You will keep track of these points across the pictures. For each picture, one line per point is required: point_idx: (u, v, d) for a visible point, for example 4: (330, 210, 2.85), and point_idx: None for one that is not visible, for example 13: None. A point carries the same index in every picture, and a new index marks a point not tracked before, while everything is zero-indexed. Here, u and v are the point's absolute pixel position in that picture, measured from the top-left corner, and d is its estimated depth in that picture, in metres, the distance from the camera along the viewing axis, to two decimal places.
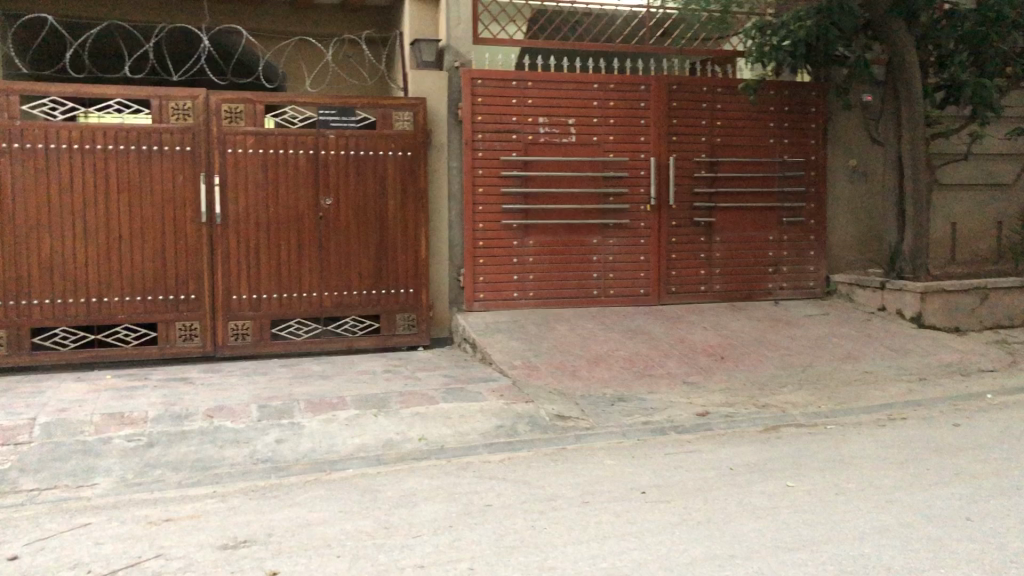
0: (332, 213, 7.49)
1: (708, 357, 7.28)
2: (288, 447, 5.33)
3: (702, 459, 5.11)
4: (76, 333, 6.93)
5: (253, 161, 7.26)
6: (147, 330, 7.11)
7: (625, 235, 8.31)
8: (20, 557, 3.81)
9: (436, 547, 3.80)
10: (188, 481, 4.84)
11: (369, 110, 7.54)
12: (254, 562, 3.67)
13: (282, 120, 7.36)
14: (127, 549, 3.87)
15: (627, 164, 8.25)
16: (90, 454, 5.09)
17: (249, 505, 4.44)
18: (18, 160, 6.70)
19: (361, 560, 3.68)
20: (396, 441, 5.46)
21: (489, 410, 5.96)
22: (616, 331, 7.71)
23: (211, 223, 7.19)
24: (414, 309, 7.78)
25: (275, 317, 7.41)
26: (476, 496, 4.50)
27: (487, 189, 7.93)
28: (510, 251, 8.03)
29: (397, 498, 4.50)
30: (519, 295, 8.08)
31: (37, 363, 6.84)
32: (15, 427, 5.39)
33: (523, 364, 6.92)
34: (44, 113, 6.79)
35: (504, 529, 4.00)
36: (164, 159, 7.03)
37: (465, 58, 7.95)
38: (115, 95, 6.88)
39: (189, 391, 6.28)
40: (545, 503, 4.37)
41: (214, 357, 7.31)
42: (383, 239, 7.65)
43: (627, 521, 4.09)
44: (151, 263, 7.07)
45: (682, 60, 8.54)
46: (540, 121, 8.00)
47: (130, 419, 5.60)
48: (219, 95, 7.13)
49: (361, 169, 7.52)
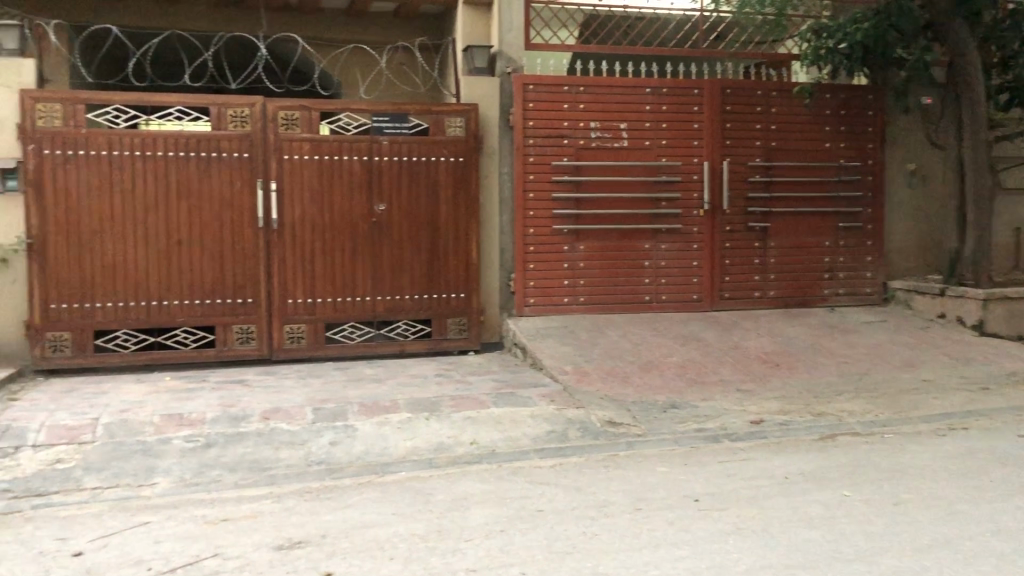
0: (385, 218, 7.57)
1: (763, 364, 7.19)
2: (342, 449, 5.40)
3: (756, 467, 5.04)
4: (138, 335, 7.11)
5: (308, 167, 7.36)
6: (205, 333, 7.25)
7: (677, 240, 8.25)
8: (84, 553, 3.92)
9: (488, 552, 3.81)
10: (245, 482, 4.93)
11: (422, 116, 7.61)
12: (309, 562, 3.73)
13: (337, 126, 7.46)
14: (185, 548, 3.96)
15: (680, 169, 8.19)
16: (151, 454, 5.21)
17: (304, 506, 4.51)
18: (83, 166, 6.89)
19: (414, 562, 3.71)
20: (448, 445, 5.50)
21: (541, 415, 5.97)
22: (668, 337, 7.66)
23: (268, 228, 7.31)
24: (466, 314, 7.82)
25: (329, 322, 7.51)
26: (528, 501, 4.51)
27: (539, 194, 7.94)
28: (562, 256, 8.02)
29: (449, 501, 4.53)
30: (570, 299, 8.07)
31: (100, 364, 7.03)
32: (79, 427, 5.55)
33: (574, 370, 6.90)
34: (108, 121, 6.94)
35: (556, 535, 4.00)
36: (222, 166, 7.18)
37: (518, 63, 7.97)
38: (176, 103, 7.04)
39: (247, 393, 6.39)
40: (596, 510, 4.35)
41: (270, 360, 7.43)
42: (436, 244, 7.71)
43: (680, 529, 4.05)
44: (209, 267, 7.21)
45: (736, 64, 8.45)
46: (592, 125, 7.99)
47: (189, 420, 5.72)
48: (275, 102, 7.25)
49: (414, 175, 7.59)
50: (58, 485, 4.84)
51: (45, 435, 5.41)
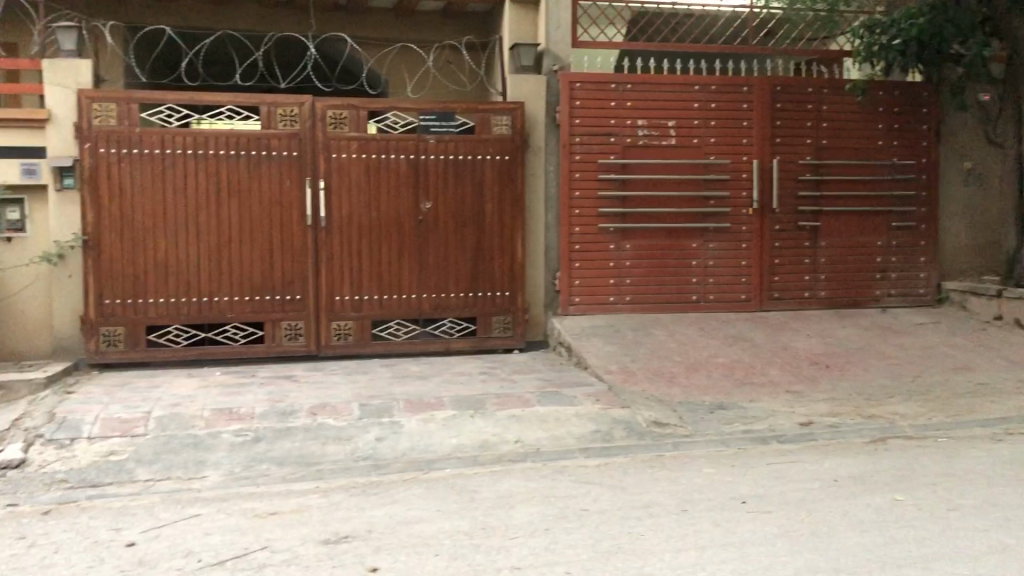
0: (431, 216, 7.61)
1: (812, 365, 7.09)
2: (388, 445, 5.43)
3: (805, 469, 4.97)
4: (189, 331, 7.23)
5: (356, 165, 7.43)
6: (255, 329, 7.36)
7: (725, 239, 8.16)
8: (137, 544, 3.99)
9: (533, 550, 3.81)
10: (293, 476, 4.99)
11: (468, 114, 7.63)
12: (356, 557, 3.76)
13: (384, 125, 7.52)
14: (234, 540, 4.02)
15: (729, 167, 8.10)
16: (201, 447, 5.30)
17: (351, 501, 4.54)
18: (137, 165, 7.02)
19: (459, 559, 3.72)
20: (493, 443, 5.51)
21: (586, 414, 5.94)
22: (715, 337, 7.59)
23: (316, 225, 7.39)
24: (511, 312, 7.83)
25: (376, 319, 7.56)
26: (572, 500, 4.49)
27: (585, 193, 7.91)
28: (608, 255, 7.99)
29: (494, 499, 4.53)
30: (615, 299, 8.03)
31: (153, 359, 7.16)
32: (132, 420, 5.66)
33: (620, 369, 6.87)
34: (161, 120, 7.09)
35: (601, 534, 3.99)
36: (272, 164, 7.27)
37: (564, 61, 7.95)
38: (227, 103, 7.16)
39: (294, 389, 6.47)
40: (642, 510, 4.32)
41: (318, 357, 7.51)
42: (481, 243, 7.72)
43: (727, 531, 4.01)
44: (258, 264, 7.31)
45: (787, 61, 8.32)
46: (639, 123, 7.94)
47: (239, 415, 5.80)
48: (324, 102, 7.32)
49: (460, 173, 7.61)
50: (112, 476, 4.95)
51: (99, 427, 5.53)
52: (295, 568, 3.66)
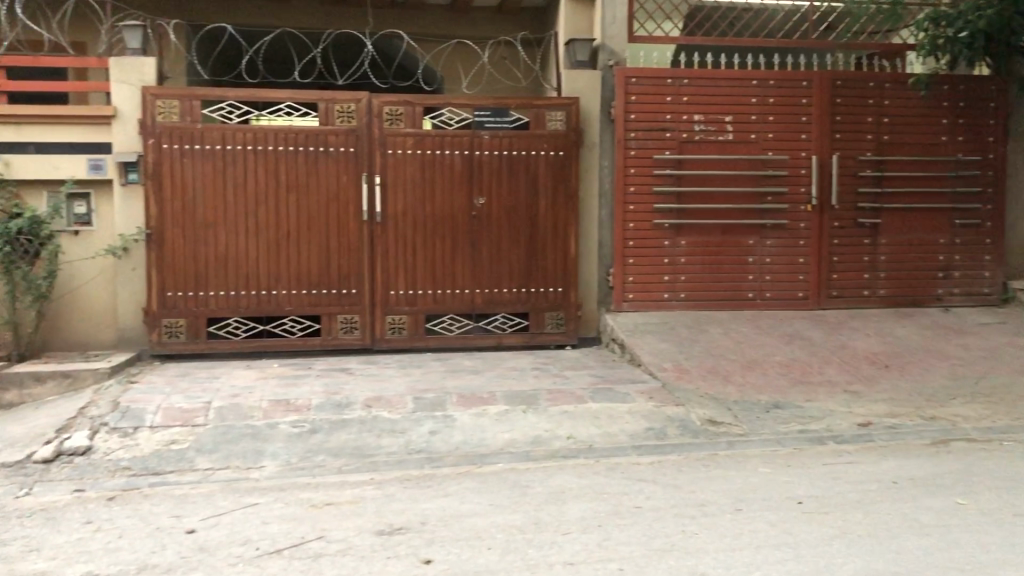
0: (485, 212, 7.63)
1: (871, 365, 6.96)
2: (441, 438, 5.47)
3: (863, 471, 4.88)
4: (248, 323, 7.36)
5: (411, 161, 7.48)
6: (311, 322, 7.46)
7: (783, 236, 8.05)
8: (197, 531, 4.09)
9: (586, 546, 3.81)
10: (349, 467, 5.06)
11: (523, 110, 7.62)
12: (410, 548, 3.80)
13: (439, 121, 7.55)
14: (291, 529, 4.08)
15: (788, 163, 7.99)
16: (259, 437, 5.40)
17: (405, 493, 4.59)
18: (198, 161, 7.17)
19: (512, 553, 3.73)
20: (545, 438, 5.51)
21: (639, 412, 5.91)
22: (771, 336, 7.49)
23: (372, 220, 7.47)
24: (563, 308, 7.82)
25: (429, 313, 7.62)
26: (625, 498, 4.48)
27: (639, 189, 7.86)
28: (662, 251, 7.93)
29: (546, 494, 4.54)
30: (670, 296, 7.97)
31: (212, 350, 7.31)
32: (193, 410, 5.78)
33: (674, 367, 6.82)
34: (222, 116, 7.23)
35: (654, 532, 3.97)
36: (329, 160, 7.36)
37: (620, 56, 7.91)
38: (286, 99, 7.26)
39: (350, 381, 6.55)
40: (695, 509, 4.29)
41: (372, 350, 7.60)
42: (535, 238, 7.72)
43: (783, 532, 3.96)
44: (315, 258, 7.41)
45: (847, 55, 8.17)
46: (695, 118, 7.86)
47: (296, 406, 5.90)
48: (381, 98, 7.39)
49: (514, 169, 7.62)
50: (173, 464, 5.07)
51: (161, 416, 5.66)
52: (350, 558, 3.71)
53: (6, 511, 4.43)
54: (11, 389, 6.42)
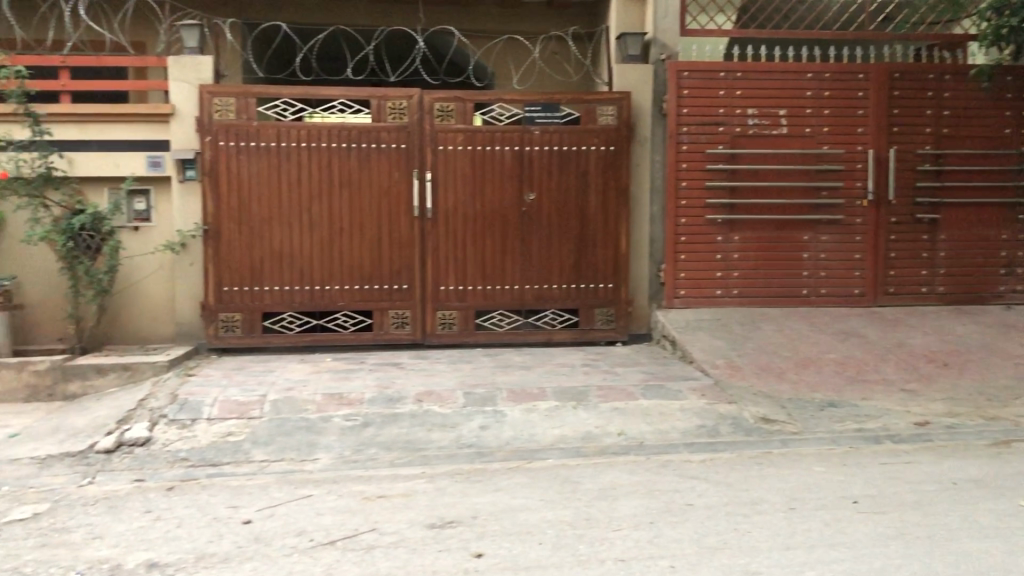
0: (535, 208, 7.63)
1: (929, 363, 6.81)
2: (491, 433, 5.49)
3: (921, 471, 4.79)
4: (301, 318, 7.48)
5: (462, 157, 7.51)
6: (363, 317, 7.55)
7: (838, 232, 7.91)
8: (253, 521, 4.16)
9: (637, 543, 3.79)
10: (400, 461, 5.11)
11: (574, 105, 7.61)
12: (461, 542, 3.82)
13: (490, 117, 7.57)
14: (344, 521, 4.13)
15: (843, 157, 7.84)
16: (313, 430, 5.48)
17: (456, 487, 4.62)
18: (254, 157, 7.28)
19: (563, 548, 3.74)
20: (596, 435, 5.50)
21: (690, 409, 5.87)
22: (826, 333, 7.37)
23: (423, 216, 7.52)
24: (614, 304, 7.78)
25: (479, 309, 7.65)
26: (677, 495, 4.45)
27: (691, 184, 7.79)
28: (715, 246, 7.85)
29: (597, 491, 4.53)
30: (723, 292, 7.88)
31: (267, 344, 7.43)
32: (248, 402, 5.88)
33: (726, 364, 6.75)
34: (277, 113, 7.32)
35: (706, 530, 3.94)
36: (381, 156, 7.42)
37: (672, 50, 7.84)
38: (339, 97, 7.35)
39: (401, 376, 6.61)
40: (748, 507, 4.25)
41: (423, 345, 7.65)
42: (585, 233, 7.70)
43: (838, 532, 3.90)
44: (367, 254, 7.48)
45: (906, 46, 7.98)
46: (749, 112, 7.76)
47: (348, 400, 5.97)
48: (432, 95, 7.43)
49: (564, 165, 7.61)
50: (229, 456, 5.17)
51: (218, 409, 5.77)
52: (402, 551, 3.74)
53: (70, 499, 4.56)
54: (74, 380, 6.64)
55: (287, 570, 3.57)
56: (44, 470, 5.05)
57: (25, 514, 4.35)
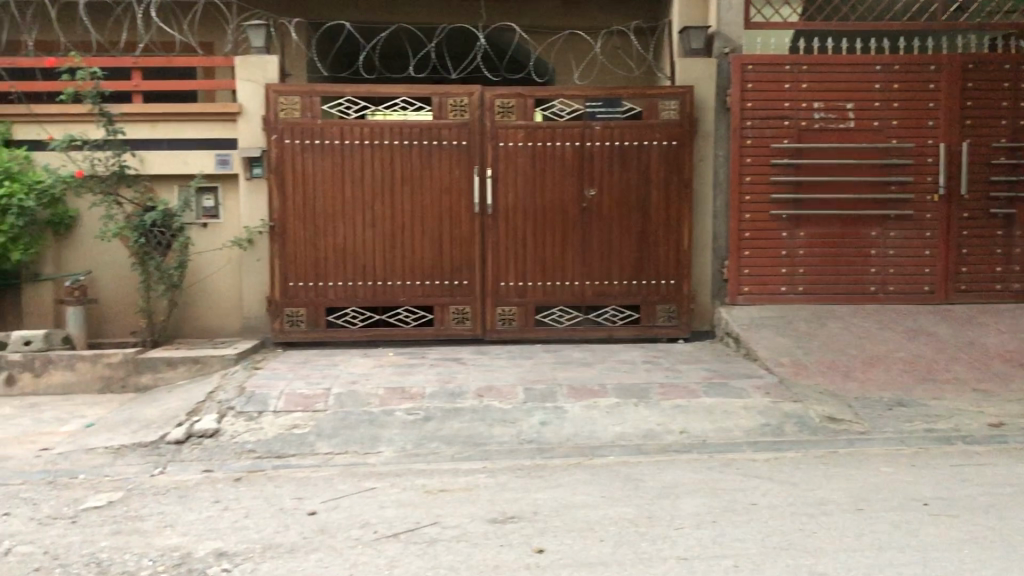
0: (596, 204, 7.60)
1: (1003, 363, 6.60)
2: (552, 429, 5.50)
3: (995, 473, 4.65)
4: (364, 313, 7.57)
5: (523, 153, 7.52)
6: (424, 312, 7.61)
7: (907, 228, 7.71)
8: (318, 513, 4.24)
9: (699, 542, 3.76)
10: (462, 456, 5.15)
11: (635, 100, 7.56)
12: (523, 537, 3.84)
13: (551, 113, 7.56)
14: (407, 514, 4.18)
15: (913, 150, 7.65)
16: (376, 424, 5.55)
17: (517, 483, 4.63)
18: (318, 155, 7.39)
19: (625, 546, 3.72)
20: (657, 432, 5.46)
21: (754, 407, 5.78)
22: (896, 331, 7.19)
23: (483, 212, 7.54)
24: (676, 301, 7.72)
25: (539, 305, 7.65)
26: (740, 494, 4.40)
27: (755, 179, 7.67)
28: (780, 242, 7.71)
29: (659, 488, 4.50)
30: (788, 289, 7.75)
31: (331, 338, 7.55)
32: (313, 395, 5.98)
33: (791, 362, 6.65)
34: (341, 112, 7.43)
35: (771, 530, 3.89)
36: (442, 153, 7.47)
37: (736, 43, 7.73)
38: (401, 94, 7.40)
39: (462, 371, 6.65)
40: (814, 507, 4.18)
41: (484, 341, 7.69)
42: (646, 229, 7.65)
43: (908, 534, 3.81)
44: (428, 250, 7.55)
45: (980, 36, 7.74)
46: (815, 105, 7.61)
47: (411, 394, 6.03)
48: (493, 92, 7.45)
49: (626, 160, 7.56)
50: (295, 448, 5.26)
51: (284, 402, 5.88)
52: (464, 545, 3.77)
53: (143, 488, 4.70)
54: (146, 372, 6.83)
55: (351, 561, 3.63)
56: (118, 459, 5.21)
57: (101, 501, 4.50)
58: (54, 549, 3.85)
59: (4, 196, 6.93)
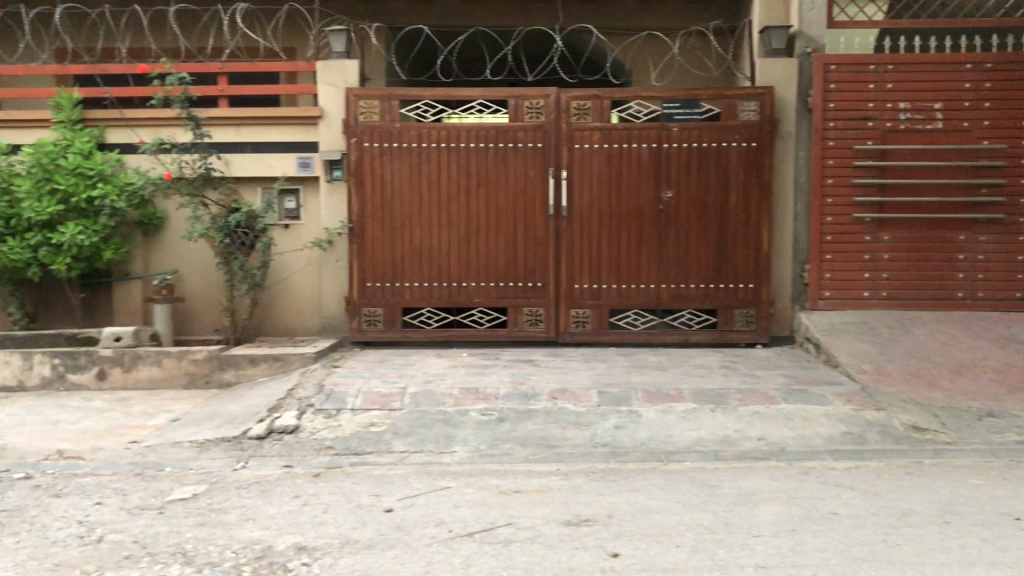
0: (673, 206, 7.53)
1: None
2: (627, 433, 5.46)
3: None
4: (439, 314, 7.65)
5: (598, 155, 7.50)
6: (498, 314, 7.65)
7: (998, 232, 7.43)
8: (394, 510, 4.29)
9: (778, 550, 3.69)
10: (535, 458, 5.17)
11: (714, 101, 7.47)
12: (597, 541, 3.82)
13: (627, 114, 7.52)
14: (482, 514, 4.20)
15: (1006, 152, 7.36)
16: (450, 423, 5.59)
17: (591, 486, 4.62)
18: (396, 158, 7.50)
19: (702, 552, 3.68)
20: (734, 438, 5.38)
21: (835, 415, 5.65)
22: (985, 339, 6.95)
23: (558, 215, 7.54)
24: (755, 306, 7.59)
25: (614, 308, 7.62)
26: (821, 503, 4.30)
27: (837, 181, 7.50)
28: (863, 246, 7.51)
29: (737, 495, 4.43)
30: (871, 294, 7.53)
31: (406, 338, 7.65)
32: (390, 394, 6.05)
33: (874, 369, 6.47)
34: (418, 115, 7.52)
35: (852, 540, 3.79)
36: (518, 155, 7.50)
37: (818, 43, 7.56)
38: (478, 97, 7.47)
39: (536, 373, 6.65)
40: (898, 518, 4.06)
41: (557, 342, 7.68)
42: (725, 232, 7.54)
43: (999, 549, 3.68)
44: (504, 252, 7.58)
45: None
46: (901, 106, 7.40)
47: (484, 394, 6.06)
48: (569, 94, 7.45)
49: (703, 162, 7.47)
50: (371, 446, 5.35)
51: (361, 400, 5.97)
52: (539, 546, 3.78)
53: (225, 482, 4.83)
54: (229, 369, 7.02)
55: (427, 559, 3.67)
56: (202, 453, 5.37)
57: (186, 493, 4.65)
58: (143, 538, 3.99)
59: (99, 196, 7.27)
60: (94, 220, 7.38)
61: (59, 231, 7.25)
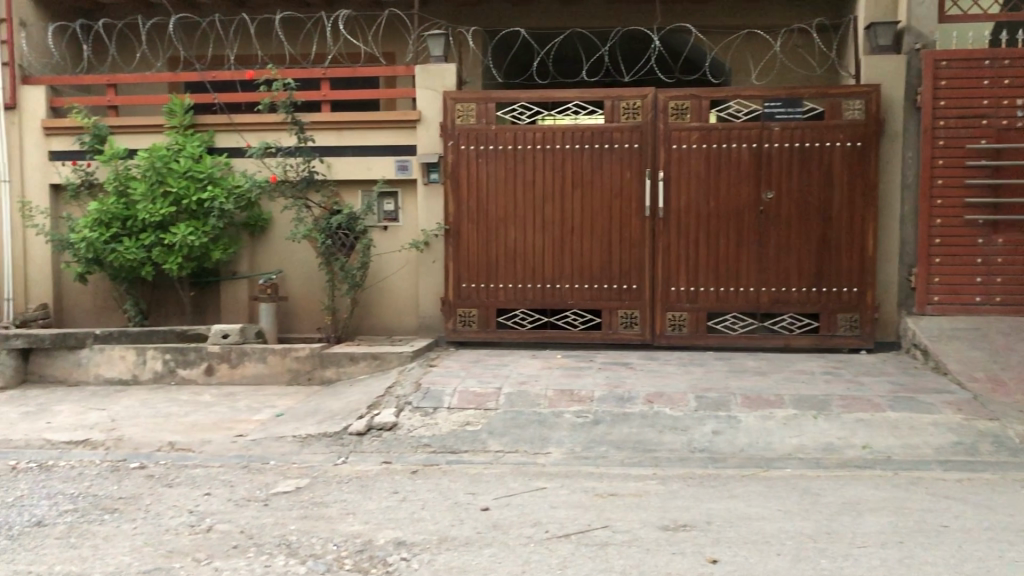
0: (773, 207, 7.37)
1: None
2: (725, 439, 5.38)
3: None
4: (534, 315, 7.67)
5: (696, 156, 7.40)
6: (593, 316, 7.63)
7: None
8: (491, 509, 4.33)
9: (884, 562, 3.58)
10: (631, 461, 5.14)
11: (817, 100, 7.29)
12: (696, 546, 3.78)
13: (726, 114, 7.40)
14: (578, 516, 4.20)
15: None
16: (546, 424, 5.61)
17: (690, 491, 4.56)
18: (492, 160, 7.56)
19: (803, 561, 3.59)
20: (838, 446, 5.23)
21: (945, 424, 5.44)
22: None
23: (654, 216, 7.48)
24: (859, 310, 7.36)
25: (711, 311, 7.50)
26: (931, 515, 4.14)
27: (948, 182, 7.20)
28: (975, 249, 7.20)
29: (840, 504, 4.31)
30: (983, 299, 7.21)
31: (501, 339, 7.70)
32: (486, 394, 6.10)
33: (986, 377, 6.20)
34: (514, 117, 7.57)
35: (965, 555, 3.64)
36: (614, 156, 7.47)
37: (929, 39, 7.28)
38: (574, 98, 7.47)
39: (631, 375, 6.60)
40: (1015, 534, 3.88)
41: (652, 345, 7.61)
42: (827, 235, 7.34)
43: None
44: (598, 254, 7.56)
45: None
46: (1018, 102, 7.06)
47: (579, 396, 6.05)
48: (667, 93, 7.39)
49: (806, 162, 7.30)
50: (468, 444, 5.41)
51: (457, 399, 6.03)
52: (636, 550, 3.75)
53: (327, 476, 4.96)
54: (330, 367, 7.20)
55: (524, 559, 3.69)
56: (305, 448, 5.52)
57: (290, 487, 4.79)
58: (249, 529, 4.13)
59: (208, 198, 7.56)
60: (204, 221, 7.67)
61: (172, 231, 7.57)
